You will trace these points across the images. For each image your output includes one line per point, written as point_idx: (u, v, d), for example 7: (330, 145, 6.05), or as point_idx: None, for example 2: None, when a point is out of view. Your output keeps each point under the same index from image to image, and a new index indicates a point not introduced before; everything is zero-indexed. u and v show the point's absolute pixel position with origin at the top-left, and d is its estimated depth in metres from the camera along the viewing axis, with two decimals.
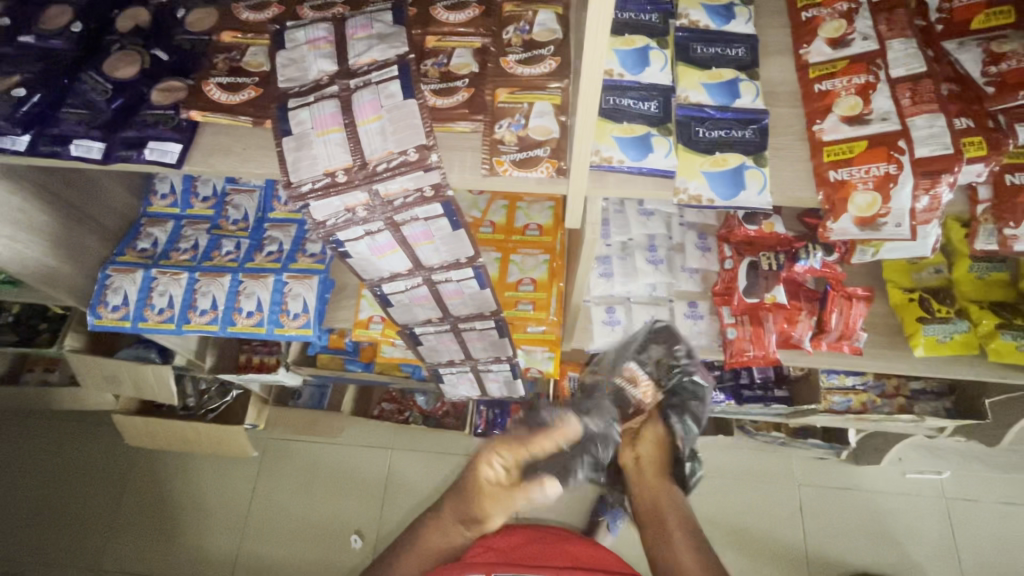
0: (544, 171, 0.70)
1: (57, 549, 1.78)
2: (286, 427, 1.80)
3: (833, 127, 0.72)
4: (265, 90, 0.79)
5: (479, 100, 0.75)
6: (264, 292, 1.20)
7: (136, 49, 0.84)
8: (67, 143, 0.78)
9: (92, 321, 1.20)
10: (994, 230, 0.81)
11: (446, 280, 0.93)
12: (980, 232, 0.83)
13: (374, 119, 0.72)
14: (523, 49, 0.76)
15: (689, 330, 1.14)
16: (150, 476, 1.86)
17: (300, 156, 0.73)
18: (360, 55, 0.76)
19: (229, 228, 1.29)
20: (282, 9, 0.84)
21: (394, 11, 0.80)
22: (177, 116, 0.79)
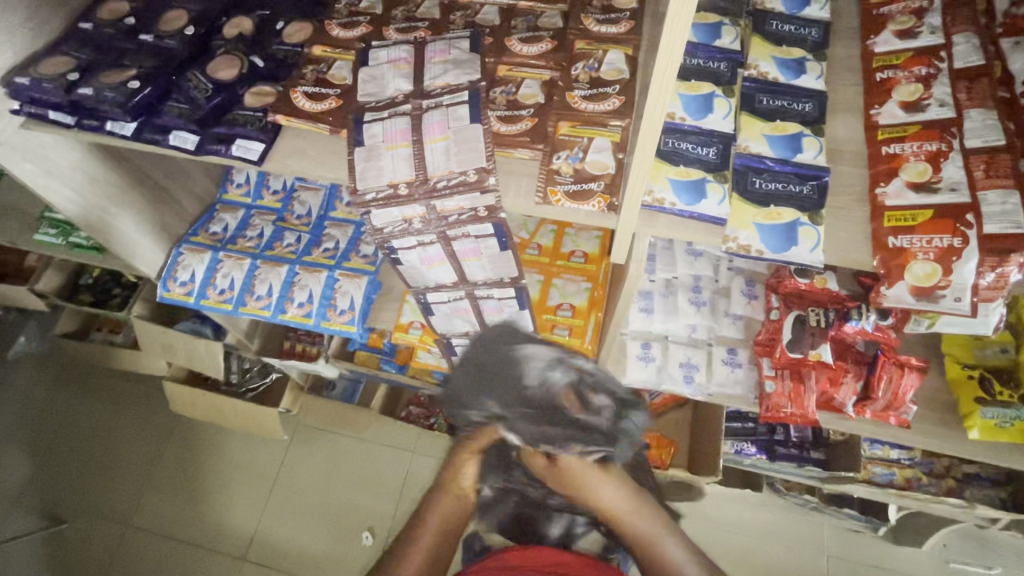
0: (595, 205, 0.72)
1: (95, 502, 1.90)
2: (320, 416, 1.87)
3: (897, 192, 0.71)
4: (345, 101, 0.85)
5: (541, 129, 0.77)
6: (316, 286, 1.27)
7: (237, 53, 0.92)
8: (167, 133, 0.86)
9: (161, 293, 1.30)
10: None
11: (488, 296, 0.96)
12: None
13: (440, 139, 0.76)
14: (589, 86, 0.79)
15: (725, 377, 1.12)
16: (186, 446, 1.96)
17: (368, 165, 0.78)
18: (436, 77, 0.81)
19: (293, 222, 1.38)
20: (369, 29, 0.91)
21: (472, 41, 0.85)
22: (264, 118, 0.86)
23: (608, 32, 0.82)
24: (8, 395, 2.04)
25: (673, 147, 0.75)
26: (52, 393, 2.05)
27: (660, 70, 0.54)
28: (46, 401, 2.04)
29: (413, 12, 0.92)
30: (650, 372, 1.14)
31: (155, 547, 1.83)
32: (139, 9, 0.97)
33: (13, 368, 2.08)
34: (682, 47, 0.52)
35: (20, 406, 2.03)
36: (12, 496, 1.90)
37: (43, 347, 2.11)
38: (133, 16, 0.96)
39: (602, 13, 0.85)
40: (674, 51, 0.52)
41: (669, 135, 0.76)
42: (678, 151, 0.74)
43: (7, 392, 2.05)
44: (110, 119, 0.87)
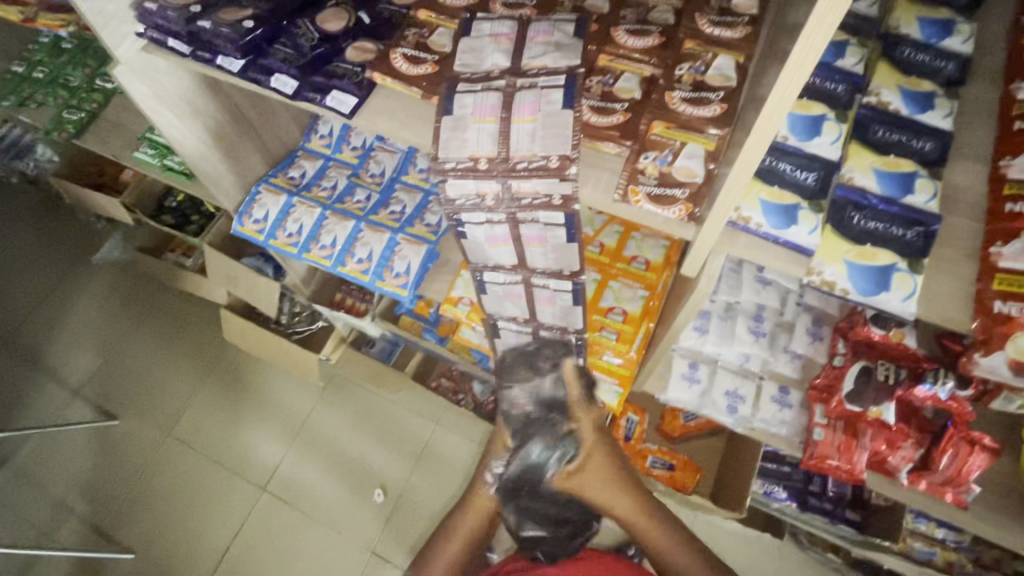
0: (676, 212, 0.70)
1: (143, 407, 2.04)
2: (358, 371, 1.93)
3: (1015, 254, 0.64)
4: (442, 68, 0.86)
5: (633, 126, 0.75)
6: (377, 246, 1.30)
7: (347, 7, 0.94)
8: (271, 75, 0.90)
9: (235, 226, 1.37)
10: None
11: (543, 285, 0.95)
12: None
13: (528, 120, 0.75)
14: (691, 89, 0.75)
15: (773, 415, 1.08)
16: (231, 372, 2.08)
17: (453, 136, 0.78)
18: (535, 57, 0.80)
19: (366, 179, 1.41)
20: (477, 0, 0.91)
21: (577, 26, 0.83)
22: (362, 73, 0.88)
23: (722, 34, 0.78)
24: (86, 294, 2.22)
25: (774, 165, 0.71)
26: (123, 300, 2.21)
27: (784, 84, 0.49)
28: (117, 306, 2.21)
29: None
30: (691, 393, 1.12)
31: (188, 459, 1.96)
32: None
33: (94, 271, 2.26)
34: (814, 63, 0.47)
35: (95, 307, 2.20)
36: (74, 386, 2.07)
37: (123, 256, 2.28)
38: None
39: (719, 14, 0.80)
40: (799, 75, 0.48)
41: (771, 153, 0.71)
42: (778, 170, 0.71)
43: (86, 292, 2.22)
44: (221, 54, 0.92)
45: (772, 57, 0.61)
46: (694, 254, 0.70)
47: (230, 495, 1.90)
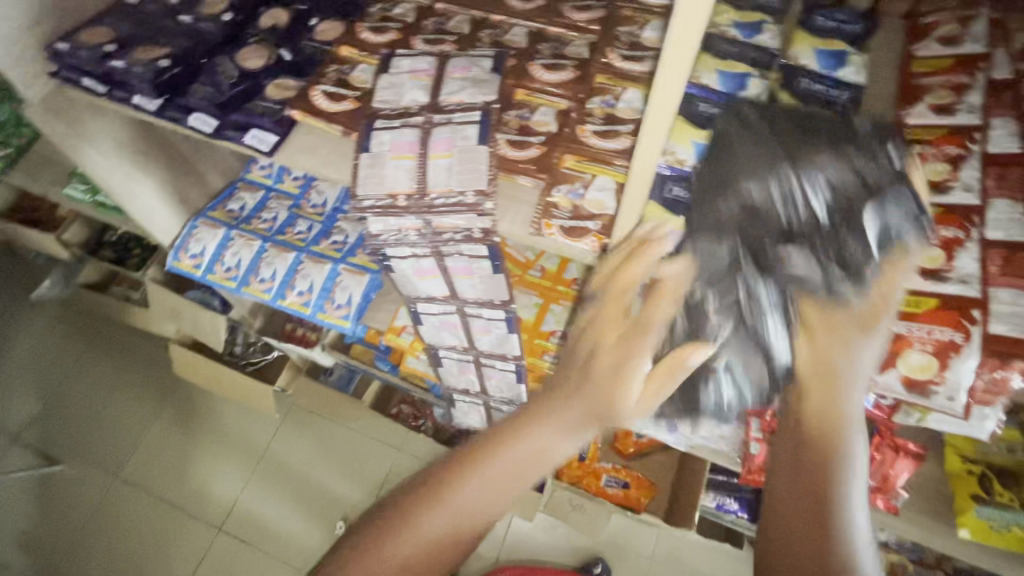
0: (589, 242, 0.72)
1: (89, 448, 1.95)
2: (313, 401, 1.88)
3: (904, 275, 0.69)
4: (362, 104, 0.86)
5: (547, 159, 0.77)
6: (318, 277, 1.28)
7: (268, 45, 0.93)
8: (189, 114, 0.89)
9: (171, 261, 1.34)
10: None
11: (477, 314, 0.96)
12: None
13: (444, 156, 0.76)
14: (602, 122, 0.77)
15: (711, 431, 1.09)
16: (182, 407, 2.01)
17: (371, 173, 0.78)
18: (452, 93, 0.81)
19: (307, 210, 1.40)
20: (398, 36, 0.92)
21: (494, 61, 0.85)
22: (282, 111, 0.87)
23: (631, 68, 0.81)
24: (24, 334, 2.12)
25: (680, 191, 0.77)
26: (65, 338, 2.12)
27: (656, 107, 0.55)
28: (59, 345, 2.11)
29: (444, 24, 0.92)
30: None
31: (137, 502, 1.87)
32: None
33: (34, 308, 2.16)
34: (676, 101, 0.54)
35: (35, 346, 2.10)
36: (12, 432, 1.97)
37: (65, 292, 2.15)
38: None
39: (629, 49, 0.83)
40: (665, 105, 0.54)
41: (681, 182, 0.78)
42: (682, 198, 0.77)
43: (24, 332, 2.12)
44: (138, 94, 0.90)
45: None
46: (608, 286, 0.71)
47: (184, 537, 1.83)
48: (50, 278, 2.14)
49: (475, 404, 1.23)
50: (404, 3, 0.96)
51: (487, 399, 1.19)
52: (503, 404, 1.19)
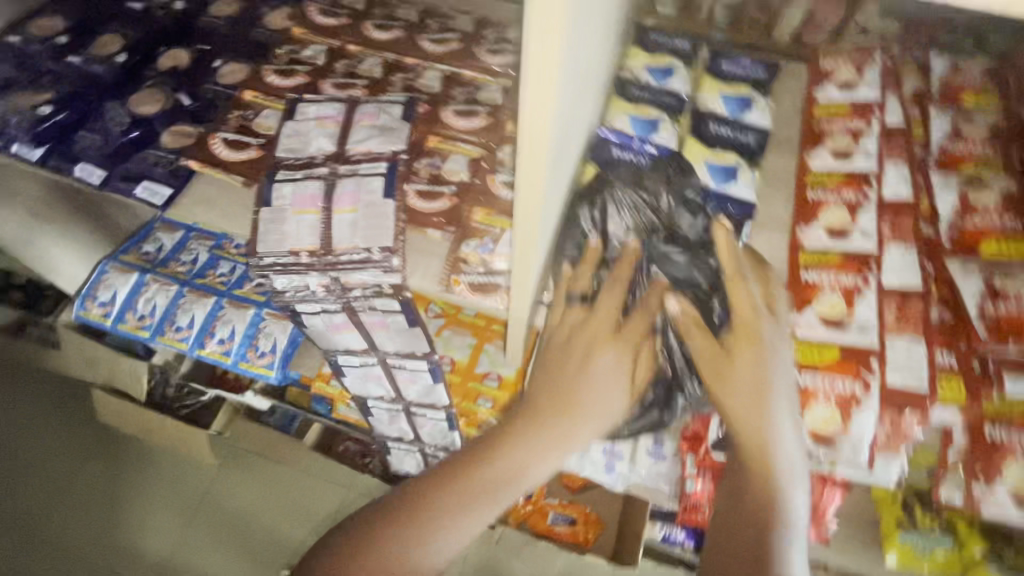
0: (500, 299, 0.69)
1: (1, 508, 1.79)
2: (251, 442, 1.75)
3: (809, 324, 0.71)
4: (266, 153, 0.82)
5: (458, 210, 0.74)
6: (240, 324, 1.20)
7: (166, 88, 0.88)
8: (74, 164, 0.82)
9: (77, 311, 1.24)
10: (965, 483, 0.70)
11: (400, 365, 0.91)
12: (947, 479, 0.72)
13: (349, 210, 0.72)
14: (514, 172, 0.76)
15: (647, 468, 1.08)
16: (110, 455, 1.86)
17: (271, 229, 0.73)
18: (359, 142, 0.78)
19: (230, 251, 1.33)
20: (307, 80, 0.88)
21: (404, 107, 0.82)
22: (177, 160, 0.81)
23: None
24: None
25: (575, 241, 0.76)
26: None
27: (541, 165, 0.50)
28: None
29: (355, 67, 0.90)
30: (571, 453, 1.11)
31: (60, 562, 1.73)
32: (74, 28, 0.94)
33: None
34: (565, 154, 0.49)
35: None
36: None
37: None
38: (66, 35, 0.92)
39: None
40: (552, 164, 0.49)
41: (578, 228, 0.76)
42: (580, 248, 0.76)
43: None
44: (13, 142, 0.82)
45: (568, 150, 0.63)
46: None
47: None
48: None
49: (410, 450, 1.17)
50: (314, 45, 0.92)
51: (422, 446, 1.13)
52: (439, 451, 1.13)
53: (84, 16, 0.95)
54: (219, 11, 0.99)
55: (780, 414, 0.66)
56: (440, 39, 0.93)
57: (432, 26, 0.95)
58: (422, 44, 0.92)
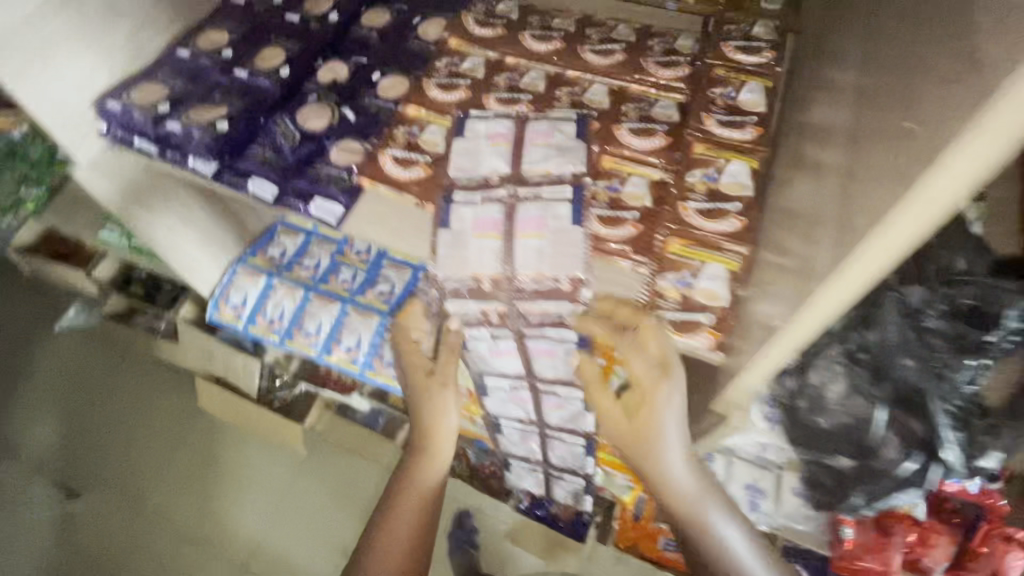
0: (704, 339, 0.66)
1: (109, 478, 1.89)
2: (339, 440, 1.74)
3: None
4: (435, 172, 0.80)
5: (646, 239, 0.70)
6: (366, 332, 1.22)
7: (330, 103, 0.88)
8: (248, 179, 0.83)
9: (212, 313, 1.28)
10: None
11: (551, 391, 0.88)
12: None
13: (535, 236, 0.69)
14: (706, 198, 0.71)
15: (793, 508, 1.02)
16: (208, 438, 1.92)
17: (452, 253, 0.71)
18: (535, 163, 0.75)
19: (351, 256, 1.33)
20: (469, 94, 0.86)
21: (578, 125, 0.78)
22: (349, 178, 0.81)
23: (731, 136, 0.75)
24: (48, 359, 2.07)
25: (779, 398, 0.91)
26: (88, 363, 2.05)
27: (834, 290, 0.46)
28: (81, 370, 2.05)
29: (517, 81, 0.86)
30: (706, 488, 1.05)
31: (165, 536, 1.81)
32: (238, 40, 0.94)
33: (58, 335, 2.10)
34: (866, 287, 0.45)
35: (58, 372, 2.05)
36: (36, 459, 1.91)
37: (88, 321, 2.09)
38: (231, 48, 0.93)
39: (727, 113, 0.76)
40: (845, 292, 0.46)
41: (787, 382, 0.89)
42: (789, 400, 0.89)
43: (47, 358, 2.07)
44: (192, 155, 0.84)
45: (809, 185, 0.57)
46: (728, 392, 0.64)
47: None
48: (75, 306, 2.09)
49: (534, 469, 1.15)
50: (472, 58, 0.90)
51: (548, 468, 1.11)
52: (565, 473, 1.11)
53: (247, 28, 0.96)
54: (371, 22, 0.98)
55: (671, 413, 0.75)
56: (604, 51, 0.88)
57: (592, 36, 0.90)
58: (584, 56, 0.88)
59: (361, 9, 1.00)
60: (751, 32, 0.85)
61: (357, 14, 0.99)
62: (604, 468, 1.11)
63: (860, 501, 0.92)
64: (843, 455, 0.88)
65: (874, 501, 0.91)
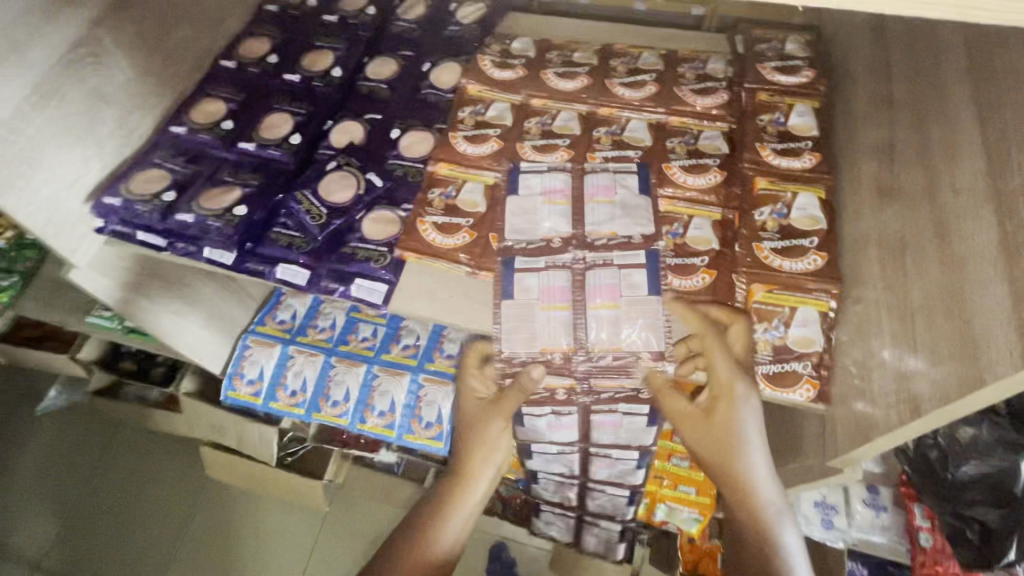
0: (804, 391, 0.61)
1: (122, 568, 1.61)
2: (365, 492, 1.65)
3: None
4: (480, 234, 0.74)
5: (723, 287, 0.66)
6: (399, 393, 1.14)
7: (352, 169, 0.81)
8: (275, 265, 0.75)
9: (226, 393, 1.18)
10: None
11: (604, 453, 0.89)
12: None
13: (608, 304, 0.66)
14: (779, 236, 0.68)
15: (868, 521, 0.99)
16: (214, 507, 1.68)
17: (518, 325, 0.67)
18: (600, 225, 0.70)
19: (368, 311, 1.24)
20: (502, 144, 0.80)
21: (641, 177, 0.73)
22: (389, 253, 0.75)
23: (791, 166, 0.72)
24: (28, 448, 1.75)
25: (910, 453, 0.86)
26: (76, 445, 1.76)
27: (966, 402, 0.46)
28: (68, 454, 1.75)
29: (550, 125, 0.81)
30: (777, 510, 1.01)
31: None
32: (237, 109, 0.87)
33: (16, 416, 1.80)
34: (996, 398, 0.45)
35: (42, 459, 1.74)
36: (30, 563, 1.60)
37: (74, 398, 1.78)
38: (231, 120, 0.86)
39: (780, 141, 0.74)
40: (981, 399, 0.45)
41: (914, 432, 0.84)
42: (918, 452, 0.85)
43: (26, 446, 1.76)
44: (209, 246, 0.76)
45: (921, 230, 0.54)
46: (839, 445, 0.61)
47: None
48: (57, 385, 1.78)
49: (564, 515, 1.18)
50: (497, 103, 0.84)
51: (582, 514, 1.15)
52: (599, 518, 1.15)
53: (245, 95, 0.88)
54: (378, 73, 0.91)
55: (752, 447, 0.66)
56: (635, 83, 0.83)
57: (618, 68, 0.86)
58: (616, 89, 0.83)
59: (364, 60, 0.93)
60: (784, 51, 0.82)
61: (360, 65, 0.93)
62: (667, 504, 1.04)
63: (1015, 557, 0.78)
64: (982, 506, 0.79)
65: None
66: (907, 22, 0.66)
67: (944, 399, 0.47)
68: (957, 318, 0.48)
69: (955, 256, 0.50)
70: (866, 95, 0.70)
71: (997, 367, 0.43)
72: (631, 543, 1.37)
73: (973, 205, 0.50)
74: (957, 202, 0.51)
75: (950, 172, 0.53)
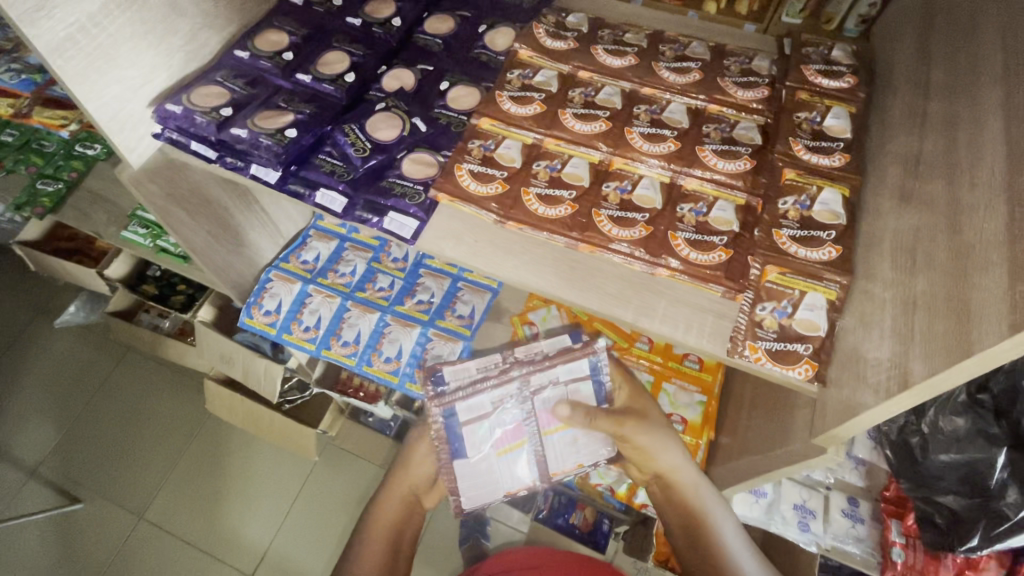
0: (803, 370, 0.64)
1: (113, 486, 1.62)
2: (356, 447, 1.69)
3: None
4: (512, 187, 0.77)
5: (737, 266, 0.69)
6: (407, 342, 1.17)
7: (399, 112, 0.86)
8: (315, 190, 0.80)
9: (243, 319, 1.20)
10: None
11: (550, 381, 0.85)
12: None
13: (556, 429, 0.87)
14: (799, 226, 0.70)
15: (845, 531, 1.00)
16: (207, 439, 1.69)
17: (474, 481, 0.87)
18: (563, 463, 0.89)
19: (387, 264, 1.27)
20: (544, 108, 0.83)
21: (594, 385, 0.85)
22: (424, 192, 0.79)
23: (821, 163, 0.74)
24: (41, 359, 1.78)
25: (891, 438, 0.90)
26: (86, 363, 1.78)
27: (947, 376, 0.49)
28: (78, 370, 1.77)
29: (592, 96, 0.84)
30: (760, 509, 1.04)
31: (161, 546, 1.55)
32: (298, 43, 0.91)
33: (33, 324, 1.82)
34: (982, 371, 0.47)
35: (54, 373, 1.76)
36: (29, 467, 1.62)
37: (90, 317, 1.83)
38: (291, 51, 0.90)
39: (813, 138, 0.77)
40: (961, 375, 0.48)
41: (899, 417, 0.87)
42: (899, 436, 0.88)
43: (39, 358, 1.78)
44: (256, 163, 0.81)
45: (942, 222, 0.56)
46: (826, 422, 0.63)
47: None
48: (77, 301, 1.83)
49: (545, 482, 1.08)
50: (546, 70, 0.87)
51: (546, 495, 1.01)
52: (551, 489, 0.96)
53: (308, 31, 0.93)
54: (434, 29, 0.95)
55: (671, 445, 0.84)
56: (680, 68, 0.86)
57: (666, 53, 0.89)
58: (660, 72, 0.86)
59: (423, 15, 0.98)
60: (830, 56, 0.85)
61: (419, 20, 0.97)
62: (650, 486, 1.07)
63: (976, 543, 0.78)
64: (952, 493, 0.81)
65: (995, 543, 0.76)
66: (955, 35, 0.68)
67: (931, 372, 0.50)
68: (955, 301, 0.50)
69: (962, 245, 0.52)
70: (902, 107, 0.72)
71: (983, 339, 0.46)
72: (608, 533, 1.41)
73: (988, 198, 0.52)
74: (972, 195, 0.54)
75: (970, 171, 0.56)
